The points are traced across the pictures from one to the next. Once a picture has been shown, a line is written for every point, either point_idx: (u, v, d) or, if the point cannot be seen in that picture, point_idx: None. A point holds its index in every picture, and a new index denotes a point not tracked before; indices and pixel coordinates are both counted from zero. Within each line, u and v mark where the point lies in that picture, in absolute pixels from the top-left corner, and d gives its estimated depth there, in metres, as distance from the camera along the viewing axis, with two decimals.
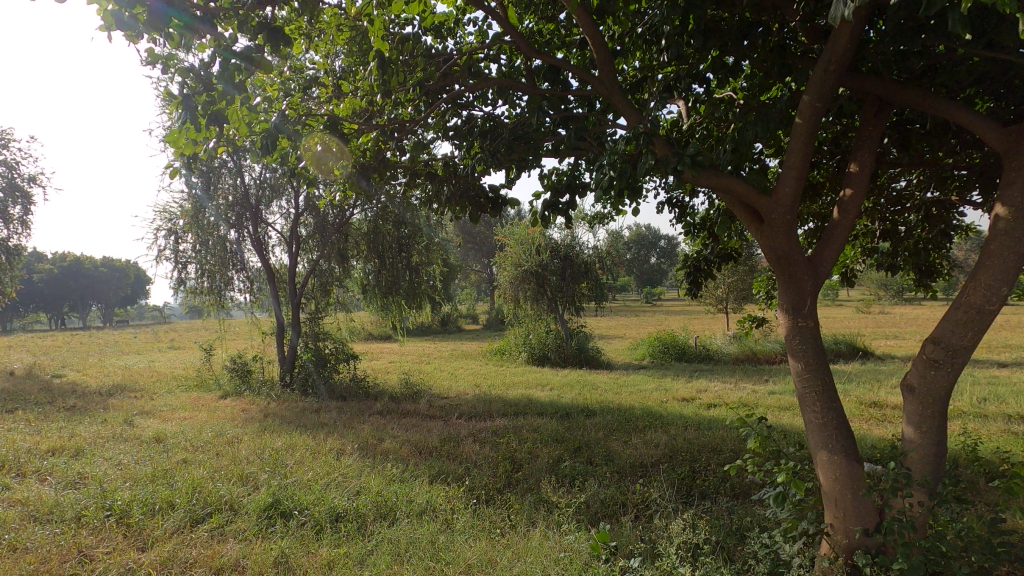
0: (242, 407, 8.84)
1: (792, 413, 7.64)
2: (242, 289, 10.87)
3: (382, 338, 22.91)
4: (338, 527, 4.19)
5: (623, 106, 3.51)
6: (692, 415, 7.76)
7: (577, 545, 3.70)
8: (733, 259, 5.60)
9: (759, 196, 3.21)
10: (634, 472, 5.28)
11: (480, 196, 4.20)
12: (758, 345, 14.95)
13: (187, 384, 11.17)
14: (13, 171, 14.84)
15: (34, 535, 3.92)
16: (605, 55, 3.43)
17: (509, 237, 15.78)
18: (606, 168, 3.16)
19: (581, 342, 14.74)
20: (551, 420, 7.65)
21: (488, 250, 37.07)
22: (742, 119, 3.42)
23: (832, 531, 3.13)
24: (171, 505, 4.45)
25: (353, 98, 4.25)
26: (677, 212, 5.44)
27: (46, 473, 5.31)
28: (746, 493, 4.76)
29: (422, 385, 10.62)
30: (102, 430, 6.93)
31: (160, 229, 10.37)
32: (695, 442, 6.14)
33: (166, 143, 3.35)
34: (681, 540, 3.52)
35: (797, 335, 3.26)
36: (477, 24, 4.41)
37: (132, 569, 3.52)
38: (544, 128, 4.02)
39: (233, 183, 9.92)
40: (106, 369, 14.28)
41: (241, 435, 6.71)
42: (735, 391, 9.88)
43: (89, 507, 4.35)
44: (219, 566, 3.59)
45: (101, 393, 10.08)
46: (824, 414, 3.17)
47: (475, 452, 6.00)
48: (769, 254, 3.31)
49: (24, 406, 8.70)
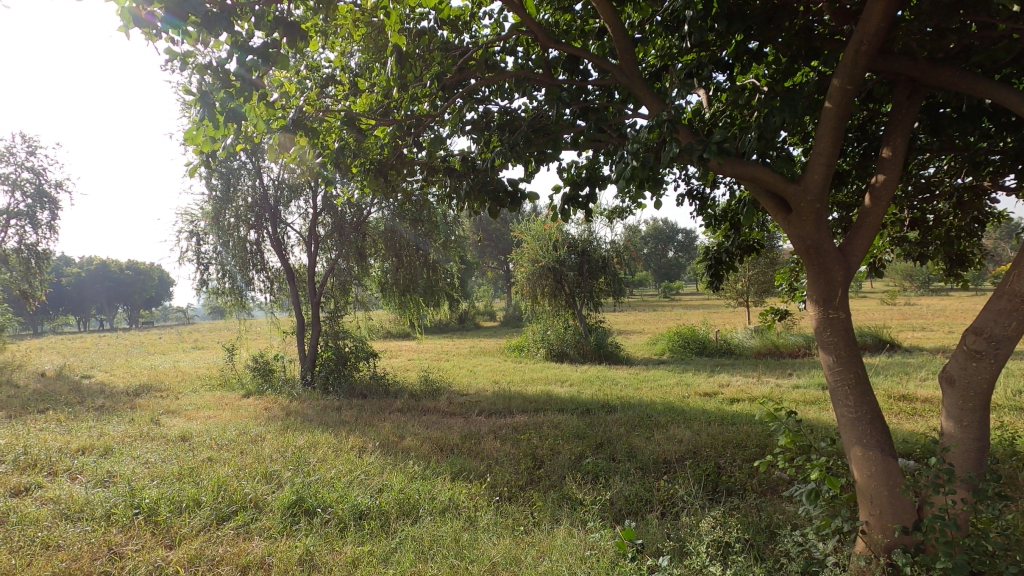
0: (265, 405, 8.96)
1: (819, 407, 7.48)
2: (262, 289, 10.98)
3: (401, 335, 23.03)
4: (362, 524, 4.19)
5: (645, 95, 3.44)
6: (714, 410, 7.63)
7: (603, 544, 3.65)
8: (755, 250, 5.47)
9: (786, 183, 3.11)
10: (658, 468, 5.22)
11: (498, 190, 4.09)
12: (781, 339, 14.70)
13: (210, 383, 11.35)
14: (40, 177, 15.15)
15: (65, 533, 3.98)
16: (626, 44, 3.36)
17: (525, 233, 15.68)
18: (628, 158, 3.09)
19: (600, 338, 14.66)
20: (572, 416, 7.58)
21: (505, 247, 36.95)
22: (767, 106, 3.32)
23: (868, 530, 3.03)
24: (197, 503, 4.50)
25: (370, 94, 4.27)
26: (698, 204, 5.32)
27: (77, 472, 5.42)
28: (774, 490, 4.66)
29: (442, 383, 10.63)
30: (130, 429, 7.05)
31: (183, 231, 10.54)
32: (719, 437, 6.03)
33: (185, 140, 3.37)
34: (711, 537, 3.43)
35: (828, 328, 3.15)
36: (493, 17, 4.38)
37: (160, 566, 3.56)
38: (562, 120, 3.96)
39: (252, 184, 10.04)
40: (134, 369, 14.57)
41: (264, 433, 6.77)
42: (758, 385, 9.72)
43: (118, 505, 4.42)
44: (245, 565, 3.59)
45: (128, 392, 10.28)
46: (858, 408, 3.07)
47: (496, 449, 5.97)
48: (797, 244, 3.20)
49: (55, 406, 8.89)
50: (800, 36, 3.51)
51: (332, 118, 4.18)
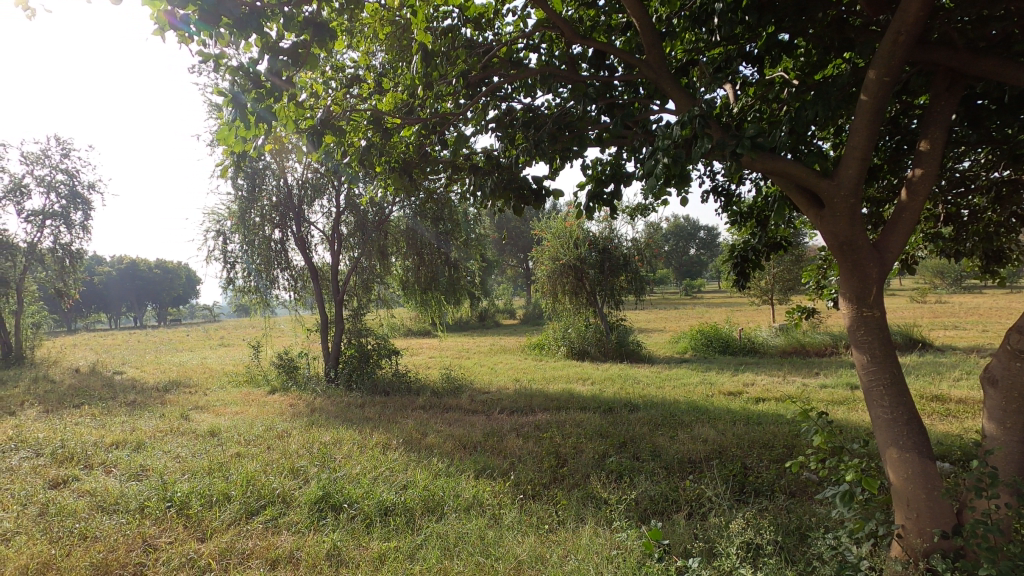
0: (290, 401, 9.10)
1: (847, 407, 7.32)
2: (286, 288, 11.14)
3: (422, 333, 23.20)
4: (387, 520, 4.23)
5: (673, 90, 3.39)
6: (739, 409, 7.54)
7: (629, 543, 3.62)
8: (782, 248, 5.36)
9: (819, 178, 3.04)
10: (683, 468, 5.16)
11: (523, 188, 4.08)
12: (807, 337, 14.42)
13: (237, 380, 11.58)
14: (74, 179, 15.57)
15: (102, 524, 4.08)
16: (653, 38, 3.32)
17: (546, 231, 15.62)
18: (658, 155, 3.05)
19: (621, 336, 14.56)
20: (595, 415, 7.53)
21: (525, 244, 36.82)
22: (800, 99, 3.24)
23: (904, 534, 2.95)
24: (227, 497, 4.59)
25: (395, 93, 4.31)
26: (723, 200, 5.24)
27: (111, 465, 5.57)
28: (803, 492, 4.56)
29: (464, 380, 10.70)
30: (161, 425, 7.22)
31: (210, 231, 10.74)
32: (745, 437, 5.94)
33: (218, 140, 3.42)
34: (741, 539, 3.37)
35: (862, 327, 3.07)
36: (515, 14, 4.37)
37: (192, 558, 3.64)
38: (587, 117, 3.93)
39: (276, 184, 10.20)
40: (163, 366, 14.92)
41: (290, 430, 6.87)
42: (784, 384, 9.57)
43: (151, 498, 4.54)
44: (274, 559, 3.66)
45: (158, 388, 10.53)
46: (894, 409, 2.99)
47: (519, 447, 5.98)
48: (830, 241, 3.13)
49: (90, 401, 9.15)
50: (832, 27, 3.42)
51: (359, 117, 4.22)
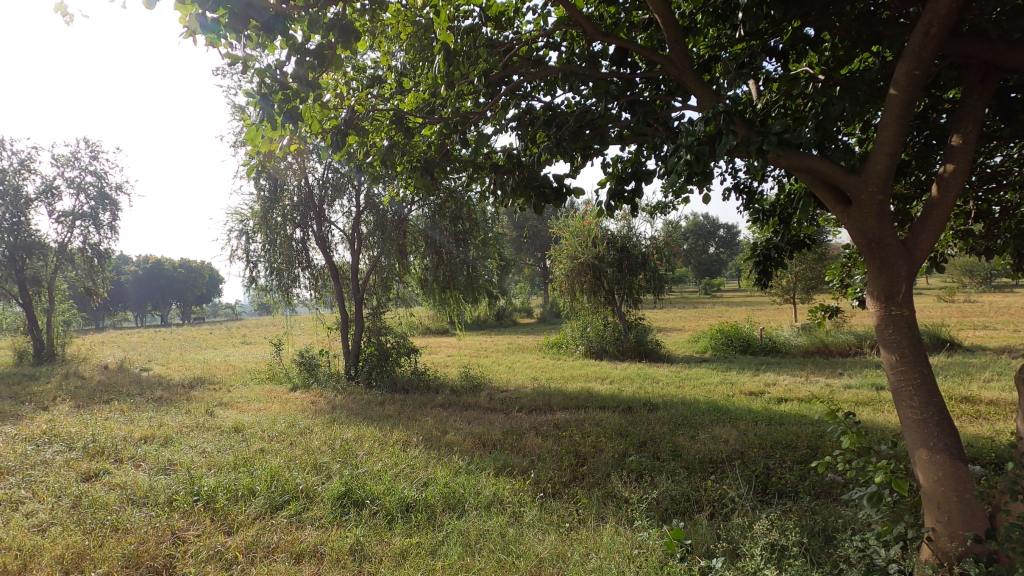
0: (311, 399, 9.22)
1: (873, 408, 7.18)
2: (307, 286, 11.28)
3: (440, 331, 23.34)
4: (409, 516, 4.27)
5: (696, 86, 3.36)
6: (761, 409, 7.44)
7: (651, 543, 3.60)
8: (806, 246, 5.28)
9: (846, 174, 2.99)
10: (704, 468, 5.12)
11: (544, 186, 4.08)
12: (830, 337, 14.17)
13: (260, 377, 11.78)
14: (102, 180, 15.98)
15: (132, 516, 4.19)
16: (676, 34, 3.30)
17: (564, 230, 15.57)
18: (681, 152, 3.03)
19: (639, 335, 14.46)
20: (614, 414, 7.51)
21: (543, 243, 36.75)
22: (827, 95, 3.20)
23: (935, 536, 2.89)
24: (252, 491, 4.68)
25: (417, 92, 4.35)
26: (745, 197, 5.17)
27: (140, 460, 5.71)
28: (828, 494, 4.48)
29: (482, 378, 10.74)
30: (187, 420, 7.38)
31: (233, 230, 10.93)
32: (767, 438, 5.87)
33: (246, 141, 3.49)
34: (765, 540, 3.33)
35: (890, 325, 3.01)
36: (536, 12, 4.38)
37: (220, 551, 3.72)
38: (608, 114, 3.92)
39: (298, 184, 10.35)
40: (187, 363, 15.20)
41: (312, 426, 6.96)
42: (807, 385, 9.42)
43: (179, 491, 4.64)
44: (299, 553, 3.71)
45: (184, 385, 10.77)
46: (924, 409, 2.93)
47: (538, 445, 5.98)
48: (857, 238, 3.07)
49: (119, 397, 9.38)
50: (859, 21, 3.36)
51: (382, 117, 4.26)
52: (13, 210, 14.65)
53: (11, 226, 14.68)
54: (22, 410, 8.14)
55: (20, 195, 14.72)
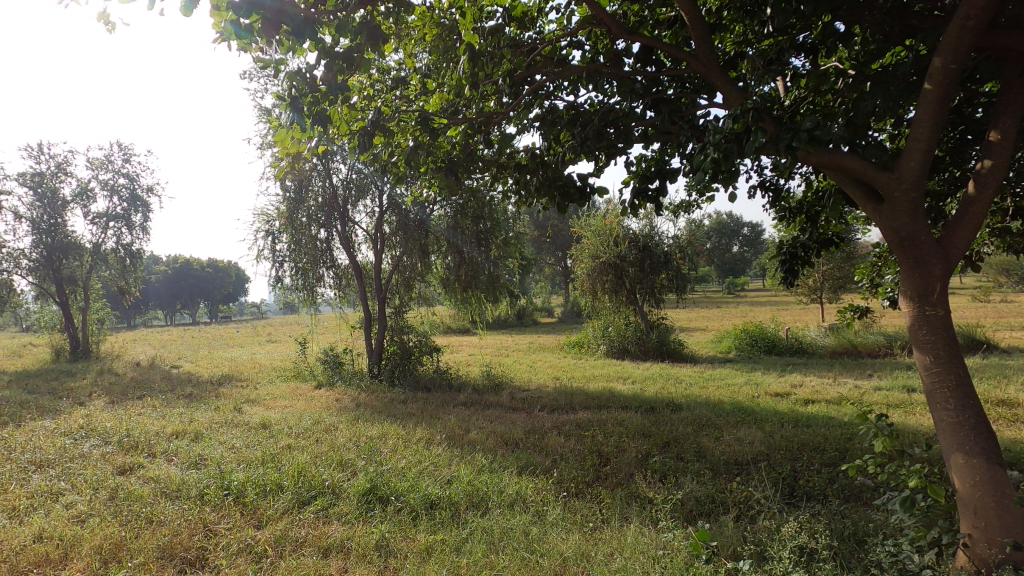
0: (336, 396, 9.36)
1: (904, 411, 7.01)
2: (332, 285, 11.43)
3: (461, 331, 23.46)
4: (433, 514, 4.31)
5: (723, 83, 3.33)
6: (787, 411, 7.31)
7: (676, 544, 3.58)
8: (834, 244, 5.17)
9: (878, 171, 2.95)
10: (729, 469, 5.06)
11: (567, 185, 4.07)
12: (859, 337, 13.85)
13: (286, 374, 11.99)
14: (134, 182, 16.44)
15: (166, 509, 4.31)
16: (703, 31, 3.28)
17: (585, 229, 15.50)
18: (708, 150, 3.00)
19: (662, 335, 14.34)
20: (636, 414, 7.46)
21: (564, 243, 36.58)
22: (857, 91, 3.13)
23: (971, 543, 2.81)
24: (280, 486, 4.77)
25: (441, 93, 4.39)
26: (771, 195, 5.09)
27: (172, 454, 5.87)
28: (858, 498, 4.38)
29: (503, 377, 10.75)
30: (216, 416, 7.56)
31: (260, 231, 11.14)
32: (794, 440, 5.78)
33: (275, 143, 3.57)
34: (794, 543, 3.28)
35: (924, 326, 2.94)
36: (559, 12, 4.39)
37: (250, 544, 3.81)
38: (633, 112, 3.90)
39: (322, 185, 10.51)
40: (215, 361, 15.56)
41: (337, 424, 7.07)
42: (834, 386, 9.22)
43: (210, 485, 4.76)
44: (326, 547, 3.78)
45: (213, 382, 11.03)
46: (960, 413, 2.86)
47: (560, 445, 5.97)
48: (889, 236, 3.01)
49: (151, 393, 9.65)
50: (893, 14, 3.28)
51: (407, 118, 4.30)
52: (50, 212, 15.18)
53: (48, 227, 15.20)
54: (60, 405, 8.43)
55: (57, 198, 15.24)
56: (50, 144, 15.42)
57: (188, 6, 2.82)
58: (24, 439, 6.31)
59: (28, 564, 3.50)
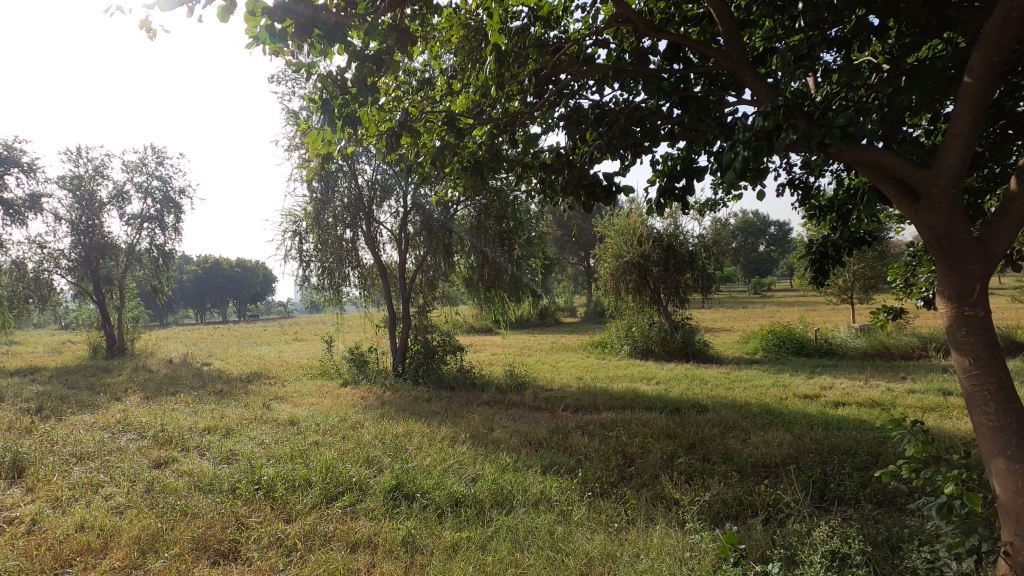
0: (361, 394, 9.49)
1: (940, 414, 6.81)
2: (356, 284, 11.58)
3: (483, 330, 23.53)
4: (458, 511, 4.35)
5: (753, 80, 3.28)
6: (816, 413, 7.16)
7: (703, 546, 3.55)
8: (867, 243, 5.04)
9: (914, 168, 2.87)
10: (757, 472, 4.98)
11: (593, 184, 4.04)
12: (892, 339, 13.49)
13: (312, 372, 12.18)
14: (167, 184, 16.91)
15: (200, 502, 4.43)
16: (732, 27, 3.24)
17: (608, 228, 15.42)
18: (738, 148, 2.96)
19: (686, 335, 14.17)
20: (661, 415, 7.40)
21: (587, 243, 36.34)
22: (892, 86, 3.06)
23: (1012, 551, 2.71)
24: (308, 482, 4.86)
25: (467, 94, 4.42)
26: (801, 193, 4.99)
27: (204, 449, 6.03)
28: (891, 503, 4.27)
29: (526, 377, 10.76)
30: (246, 413, 7.73)
31: (287, 231, 11.35)
32: (824, 443, 5.67)
33: (306, 145, 3.64)
34: (826, 548, 3.22)
35: (963, 327, 2.86)
36: (585, 11, 4.39)
37: (281, 538, 3.89)
38: (660, 111, 3.87)
39: (348, 185, 10.66)
40: (244, 359, 15.90)
41: (363, 421, 7.16)
42: (866, 389, 8.99)
43: (242, 480, 4.87)
44: (354, 542, 3.85)
45: (242, 379, 11.29)
46: (1001, 417, 2.76)
47: (584, 445, 5.96)
48: (926, 234, 2.94)
49: (183, 389, 9.91)
50: (929, 6, 3.20)
51: (434, 119, 4.34)
52: (88, 214, 15.71)
53: (86, 229, 15.73)
54: (98, 400, 8.70)
55: (94, 200, 15.75)
56: (88, 148, 15.94)
57: (225, 12, 2.89)
58: (66, 432, 6.55)
59: (71, 553, 3.64)
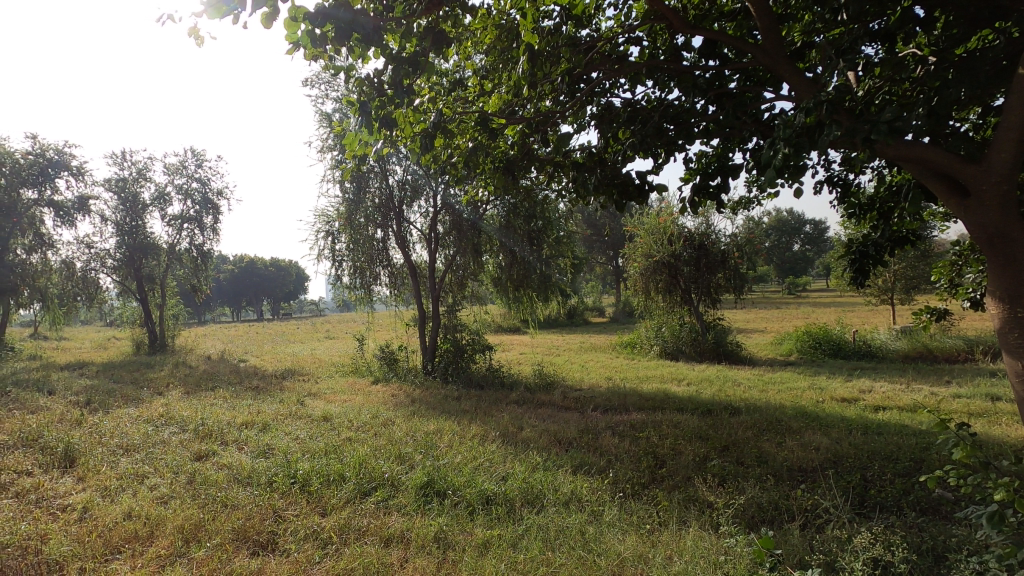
0: (392, 392, 9.62)
1: (987, 420, 6.54)
2: (387, 283, 11.74)
3: (511, 330, 23.58)
4: (489, 508, 4.38)
5: (792, 75, 3.21)
6: (855, 418, 6.95)
7: (739, 550, 3.49)
8: (910, 243, 4.89)
9: (963, 163, 2.77)
10: (793, 476, 4.88)
11: (626, 183, 4.01)
12: (935, 341, 13.00)
13: (344, 369, 12.41)
14: (206, 186, 17.46)
15: (239, 494, 4.57)
16: (770, 22, 3.18)
17: (638, 228, 15.25)
18: (777, 145, 2.89)
19: (718, 336, 13.94)
20: (692, 416, 7.29)
21: (615, 242, 36.01)
22: (940, 80, 2.96)
23: None
24: (342, 477, 4.96)
25: (499, 94, 4.45)
26: (839, 191, 4.86)
27: (242, 443, 6.21)
28: (936, 511, 4.13)
29: (555, 377, 10.75)
30: (281, 408, 7.92)
31: (320, 231, 11.59)
32: (864, 448, 5.51)
33: (344, 146, 3.72)
34: (867, 555, 3.13)
35: (1016, 328, 2.74)
36: (617, 8, 4.37)
37: (317, 531, 3.98)
38: (694, 108, 3.82)
39: (379, 186, 10.82)
40: (279, 356, 16.30)
41: (393, 418, 7.26)
42: (907, 393, 8.69)
43: (279, 473, 5.01)
44: (387, 536, 3.91)
45: (277, 375, 11.58)
46: None
47: (615, 445, 5.93)
48: (977, 232, 2.83)
49: (221, 385, 10.22)
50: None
51: (467, 119, 4.38)
52: (132, 215, 16.34)
53: (130, 229, 16.34)
54: (142, 395, 9.05)
55: (137, 202, 16.37)
56: (132, 152, 16.57)
57: (269, 18, 2.98)
58: (112, 425, 6.82)
59: (120, 540, 3.80)
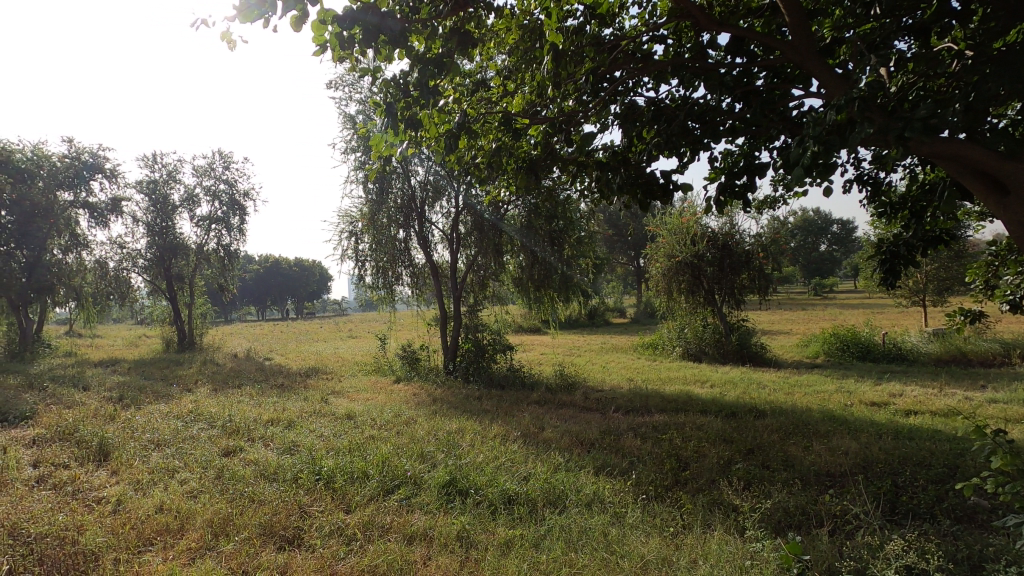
0: (414, 391, 9.70)
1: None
2: (409, 283, 11.84)
3: (532, 330, 23.55)
4: (511, 508, 4.39)
5: (823, 72, 3.15)
6: (885, 422, 6.78)
7: (765, 555, 3.43)
8: (944, 243, 4.70)
9: (1002, 160, 2.68)
10: (821, 481, 4.78)
11: (650, 183, 3.97)
12: (969, 343, 12.61)
13: (367, 368, 12.54)
14: (233, 188, 17.83)
15: (266, 490, 4.65)
16: (800, 18, 3.13)
17: (661, 228, 15.09)
18: (807, 143, 2.84)
19: (742, 337, 13.73)
20: (716, 419, 7.19)
21: (637, 242, 35.70)
22: (978, 75, 2.87)
23: None
24: (366, 474, 5.02)
25: (522, 94, 4.45)
26: (869, 190, 4.74)
27: (268, 439, 6.32)
28: (971, 519, 4.01)
29: (576, 377, 10.72)
30: (306, 406, 8.04)
31: (344, 232, 11.74)
32: (894, 453, 5.37)
33: (370, 147, 3.76)
34: (900, 563, 3.05)
35: None
36: (642, 6, 4.34)
37: (341, 527, 4.03)
38: (721, 106, 3.77)
39: (401, 187, 10.91)
40: (303, 354, 16.55)
41: (415, 417, 7.31)
42: (940, 397, 8.45)
43: (303, 470, 5.08)
44: (410, 534, 3.95)
45: (301, 374, 11.75)
46: None
47: (637, 446, 5.89)
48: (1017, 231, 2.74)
49: (248, 383, 10.41)
50: None
51: (490, 120, 4.39)
52: (162, 216, 16.78)
53: (160, 230, 16.77)
54: (172, 391, 9.28)
55: (167, 203, 16.80)
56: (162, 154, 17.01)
57: (299, 21, 3.02)
58: (144, 420, 7.00)
59: (152, 533, 3.90)
